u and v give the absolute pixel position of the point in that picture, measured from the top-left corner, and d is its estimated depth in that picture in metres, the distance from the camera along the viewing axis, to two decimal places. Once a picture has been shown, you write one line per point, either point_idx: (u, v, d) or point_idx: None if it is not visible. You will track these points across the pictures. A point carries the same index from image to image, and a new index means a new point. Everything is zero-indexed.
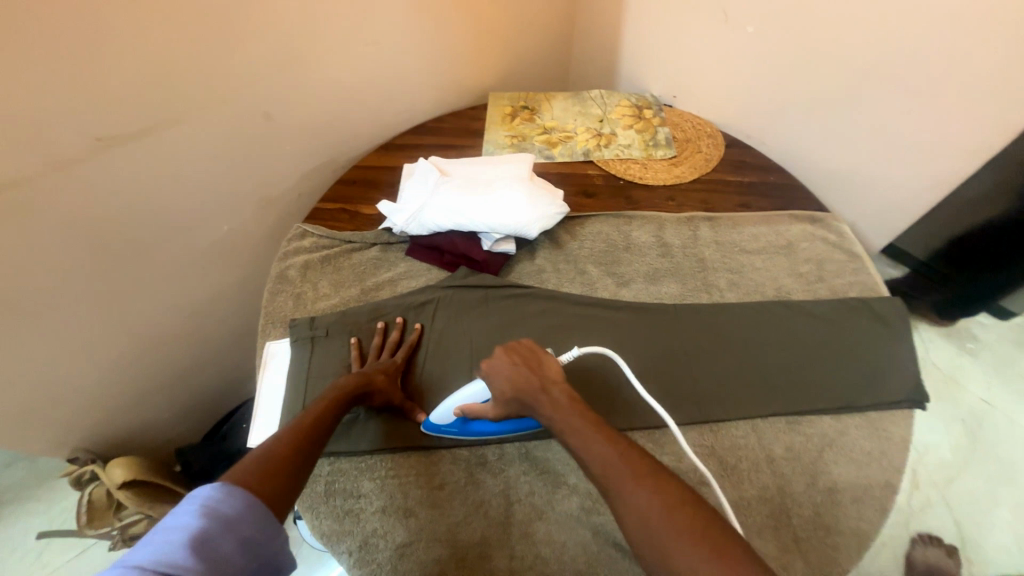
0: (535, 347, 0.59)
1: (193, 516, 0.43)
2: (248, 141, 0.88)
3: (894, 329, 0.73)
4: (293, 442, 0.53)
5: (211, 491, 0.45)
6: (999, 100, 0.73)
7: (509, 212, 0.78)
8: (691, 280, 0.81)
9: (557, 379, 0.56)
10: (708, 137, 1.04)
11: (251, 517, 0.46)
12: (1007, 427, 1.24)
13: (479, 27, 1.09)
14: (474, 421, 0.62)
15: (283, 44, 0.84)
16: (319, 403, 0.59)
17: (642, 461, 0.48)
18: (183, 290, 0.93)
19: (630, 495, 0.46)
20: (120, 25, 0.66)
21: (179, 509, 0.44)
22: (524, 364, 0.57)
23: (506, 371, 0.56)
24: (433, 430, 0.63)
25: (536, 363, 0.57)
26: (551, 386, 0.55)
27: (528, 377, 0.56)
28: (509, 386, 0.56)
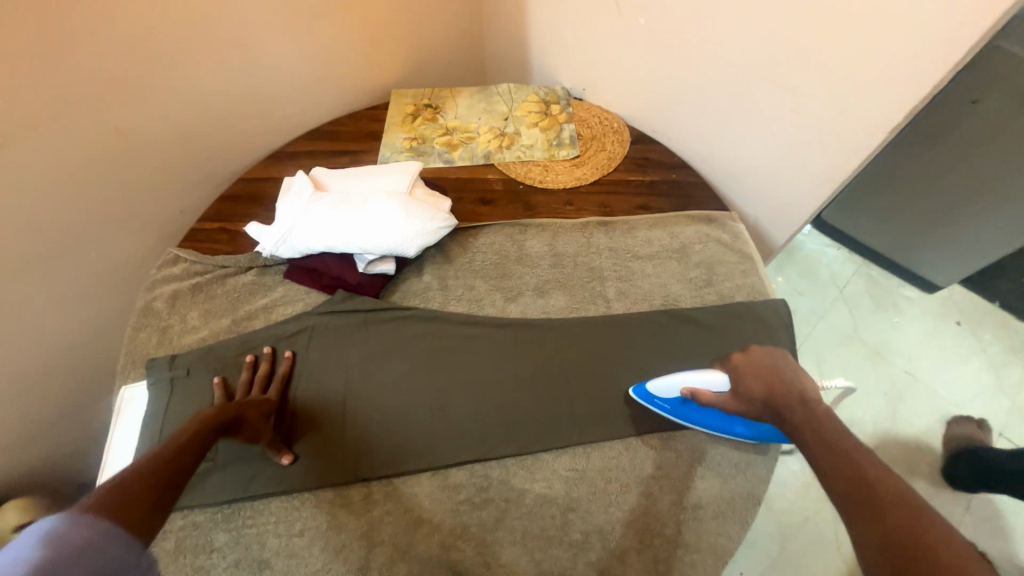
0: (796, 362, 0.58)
1: (33, 547, 0.34)
2: (104, 164, 0.80)
3: (772, 334, 0.74)
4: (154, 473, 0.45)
5: (51, 523, 0.36)
6: (870, 100, 0.71)
7: (387, 229, 0.74)
8: (581, 291, 0.79)
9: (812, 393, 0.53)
10: (614, 134, 1.01)
11: (112, 543, 0.38)
12: (926, 399, 1.28)
13: (369, 20, 1.00)
14: (696, 406, 0.63)
15: (126, 55, 0.75)
16: (195, 421, 0.53)
17: (877, 470, 0.41)
18: (54, 327, 0.85)
19: (870, 504, 0.39)
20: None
21: (10, 546, 0.34)
22: (764, 372, 0.57)
23: (753, 376, 0.58)
24: (644, 398, 0.65)
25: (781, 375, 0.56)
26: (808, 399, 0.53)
27: (780, 386, 0.55)
28: (760, 387, 0.56)
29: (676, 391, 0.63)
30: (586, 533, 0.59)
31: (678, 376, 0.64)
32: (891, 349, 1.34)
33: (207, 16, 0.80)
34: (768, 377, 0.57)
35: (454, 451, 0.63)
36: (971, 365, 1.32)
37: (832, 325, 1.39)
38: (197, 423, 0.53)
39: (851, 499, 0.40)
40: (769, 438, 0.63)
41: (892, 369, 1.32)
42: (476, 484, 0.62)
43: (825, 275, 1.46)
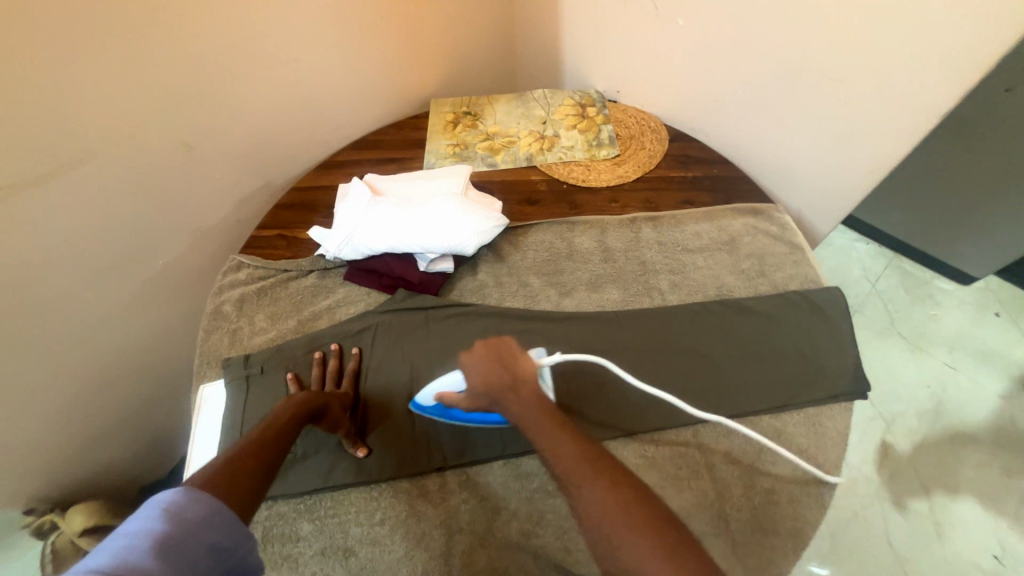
0: (517, 347, 0.57)
1: (154, 521, 0.36)
2: (170, 175, 0.84)
3: (830, 322, 0.74)
4: (255, 453, 0.48)
5: (173, 495, 0.38)
6: (920, 84, 0.71)
7: (446, 228, 0.76)
8: (633, 284, 0.80)
9: (527, 377, 0.54)
10: (652, 133, 1.03)
11: (222, 519, 0.39)
12: (973, 391, 1.25)
13: (411, 34, 1.05)
14: (451, 410, 0.62)
15: (195, 71, 0.79)
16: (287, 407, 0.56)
17: (593, 460, 0.47)
18: (122, 331, 0.89)
19: (583, 498, 0.45)
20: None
21: (138, 514, 0.37)
22: (495, 359, 0.55)
23: (480, 366, 0.55)
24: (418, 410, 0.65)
25: (515, 356, 0.55)
26: (522, 385, 0.53)
27: (500, 372, 0.54)
28: (478, 380, 0.54)
29: (430, 399, 0.63)
30: None
31: (430, 383, 0.63)
32: (932, 342, 1.32)
33: (265, 31, 0.84)
34: (498, 367, 0.55)
35: (523, 440, 0.65)
36: (1017, 355, 1.29)
37: (869, 318, 1.37)
38: (285, 414, 0.55)
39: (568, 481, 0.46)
40: None
41: (934, 361, 1.30)
42: (548, 472, 0.63)
43: (858, 269, 1.45)
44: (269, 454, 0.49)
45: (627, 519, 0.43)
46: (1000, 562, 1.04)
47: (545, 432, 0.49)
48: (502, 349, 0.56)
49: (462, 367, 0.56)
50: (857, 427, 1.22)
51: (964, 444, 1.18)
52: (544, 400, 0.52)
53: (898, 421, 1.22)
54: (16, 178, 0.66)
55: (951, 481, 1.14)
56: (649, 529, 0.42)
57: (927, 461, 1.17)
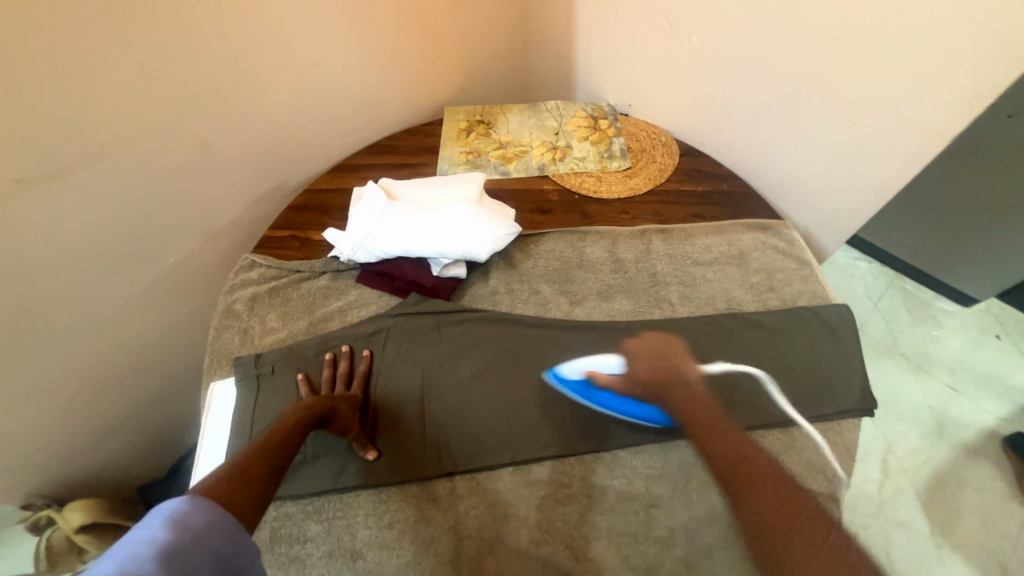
0: (681, 350, 0.67)
1: (159, 528, 0.36)
2: (186, 172, 0.85)
3: (839, 338, 0.75)
4: (260, 459, 0.48)
5: (178, 502, 0.38)
6: (928, 107, 0.72)
7: (460, 234, 0.77)
8: (644, 295, 0.81)
9: (694, 378, 0.64)
10: (663, 146, 1.04)
11: (226, 527, 0.39)
12: (975, 412, 1.25)
13: (428, 43, 1.07)
14: (597, 388, 0.67)
15: (216, 73, 0.81)
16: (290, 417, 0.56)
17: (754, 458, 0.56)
18: (130, 326, 0.89)
19: (750, 490, 0.53)
20: (23, 56, 0.61)
21: (143, 522, 0.37)
22: (664, 361, 0.65)
23: (650, 364, 0.65)
24: (554, 380, 0.69)
25: (679, 360, 0.65)
26: (669, 387, 0.63)
27: (665, 373, 0.64)
28: (647, 374, 0.64)
29: (578, 373, 0.68)
30: (670, 530, 0.60)
31: (579, 359, 0.70)
32: (934, 362, 1.33)
33: (285, 35, 0.86)
34: (662, 368, 0.65)
35: (533, 447, 0.65)
36: (1018, 377, 1.30)
37: (872, 336, 1.38)
38: (289, 421, 0.55)
39: (732, 475, 0.55)
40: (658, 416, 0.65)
41: (935, 381, 1.30)
42: (558, 480, 0.63)
43: (860, 287, 1.46)
44: (274, 459, 0.49)
45: (786, 522, 0.50)
46: None
47: (706, 432, 0.58)
48: (669, 352, 0.66)
49: (629, 356, 0.67)
50: (859, 444, 1.22)
51: (965, 466, 1.19)
52: (701, 402, 0.62)
53: (899, 440, 1.22)
54: (36, 171, 0.67)
55: (953, 502, 1.14)
56: (788, 519, 0.50)
57: (929, 482, 1.17)
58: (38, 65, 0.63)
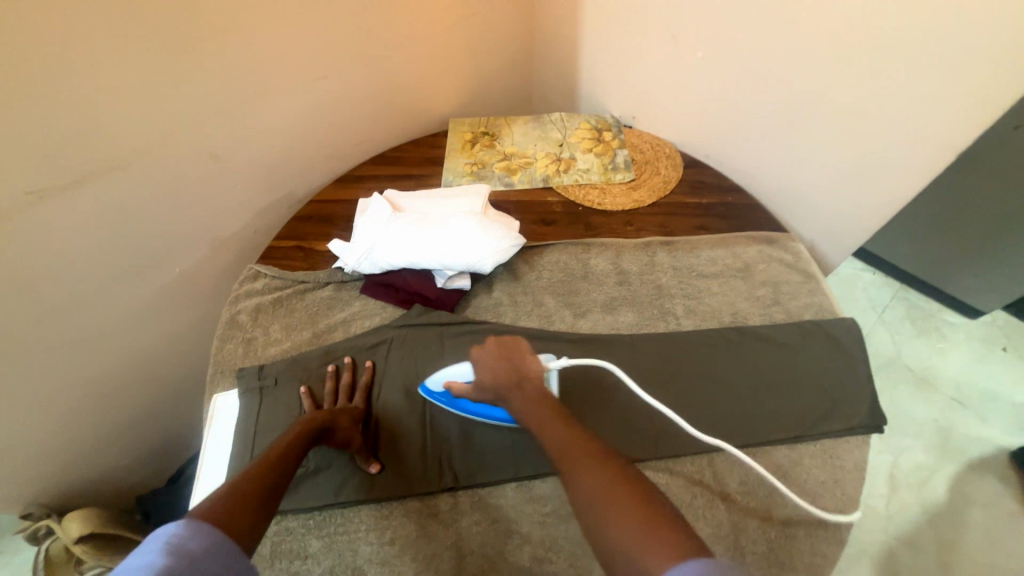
0: (528, 348, 0.62)
1: (157, 554, 0.36)
2: (193, 182, 0.85)
3: (847, 352, 0.74)
4: (259, 478, 0.49)
5: (176, 528, 0.38)
6: (935, 121, 0.72)
7: (464, 246, 0.77)
8: (648, 308, 0.81)
9: (533, 373, 0.58)
10: (666, 158, 1.04)
11: (223, 554, 0.39)
12: (983, 426, 1.24)
13: (434, 56, 1.08)
14: (459, 400, 0.64)
15: (225, 85, 0.82)
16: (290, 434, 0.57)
17: (581, 441, 0.48)
18: (135, 335, 0.89)
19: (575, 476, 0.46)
20: (37, 66, 0.62)
21: (138, 550, 0.36)
22: (505, 358, 0.60)
23: (490, 363, 0.60)
24: (426, 395, 0.67)
25: (522, 354, 0.60)
26: (526, 382, 0.58)
27: (507, 371, 0.59)
28: (487, 374, 0.59)
29: (440, 385, 0.65)
30: None
31: (438, 371, 0.66)
32: (940, 375, 1.32)
33: (294, 47, 0.87)
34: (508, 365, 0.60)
35: (537, 462, 0.64)
36: None
37: (877, 348, 1.37)
38: (286, 440, 0.56)
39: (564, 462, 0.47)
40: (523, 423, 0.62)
41: (941, 394, 1.29)
42: (562, 497, 0.62)
43: (865, 299, 1.46)
44: (274, 479, 0.50)
45: (606, 495, 0.43)
46: None
47: (539, 424, 0.52)
48: (511, 348, 0.61)
49: (474, 362, 0.62)
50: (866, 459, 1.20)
51: (975, 481, 1.17)
52: (545, 398, 0.56)
53: (906, 454, 1.21)
54: (46, 183, 0.68)
55: (962, 520, 1.12)
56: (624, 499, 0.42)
57: (937, 497, 1.15)
58: (53, 75, 0.64)
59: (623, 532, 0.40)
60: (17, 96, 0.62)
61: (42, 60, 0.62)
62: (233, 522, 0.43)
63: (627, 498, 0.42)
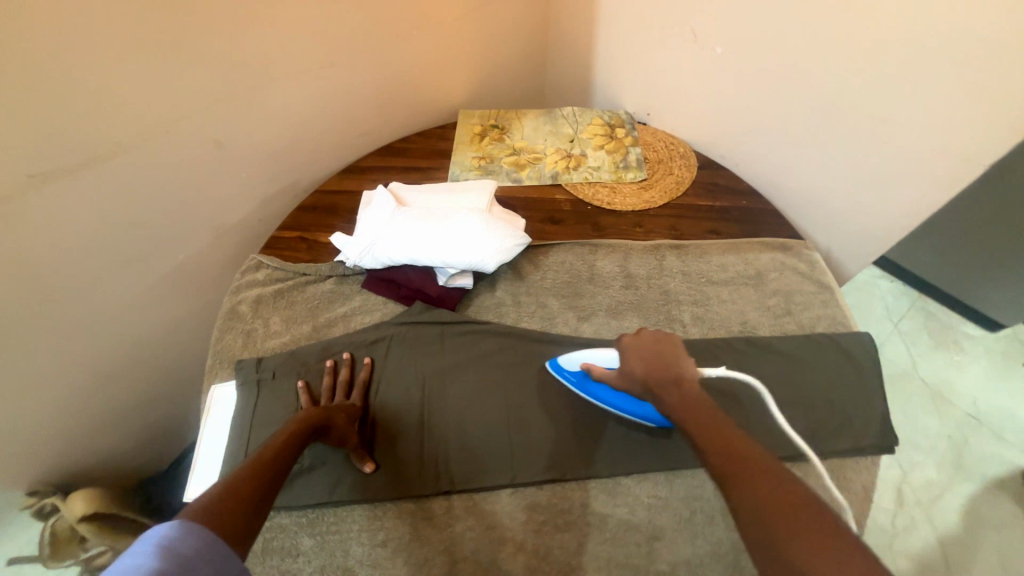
0: (682, 348, 0.55)
1: (147, 557, 0.34)
2: (197, 170, 0.84)
3: (859, 369, 0.71)
4: (253, 473, 0.47)
5: (168, 528, 0.37)
6: (967, 128, 0.68)
7: (468, 244, 0.75)
8: (654, 314, 0.79)
9: (691, 374, 0.52)
10: (680, 158, 1.01)
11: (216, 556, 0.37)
12: (997, 444, 1.20)
13: (445, 46, 1.05)
14: (595, 383, 0.64)
15: (230, 72, 0.80)
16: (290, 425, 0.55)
17: (756, 455, 0.41)
18: (138, 322, 0.89)
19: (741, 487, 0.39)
20: (38, 50, 0.61)
21: (129, 551, 0.35)
22: (657, 353, 0.55)
23: (641, 356, 0.55)
24: (553, 369, 0.68)
25: (676, 355, 0.54)
26: (687, 382, 0.51)
27: (662, 367, 0.53)
28: (640, 366, 0.54)
29: (578, 365, 0.66)
30: (672, 564, 0.58)
31: (581, 350, 0.67)
32: (955, 389, 1.28)
33: (302, 35, 0.85)
34: (659, 361, 0.54)
35: (533, 470, 0.63)
36: None
37: (890, 360, 1.33)
38: (285, 433, 0.54)
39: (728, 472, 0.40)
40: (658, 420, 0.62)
41: (955, 409, 1.25)
42: (557, 506, 0.61)
43: (881, 308, 1.41)
44: (271, 475, 0.48)
45: (783, 516, 0.35)
46: None
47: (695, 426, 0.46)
48: (665, 346, 0.55)
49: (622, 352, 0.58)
50: None
51: (986, 500, 1.13)
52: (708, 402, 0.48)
53: (915, 469, 1.18)
54: (48, 168, 0.67)
55: (970, 540, 1.09)
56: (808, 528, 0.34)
57: (945, 515, 1.12)
58: (54, 60, 0.63)
59: (818, 567, 0.32)
60: (17, 81, 0.61)
61: (43, 43, 0.61)
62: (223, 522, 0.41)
63: (802, 526, 0.34)
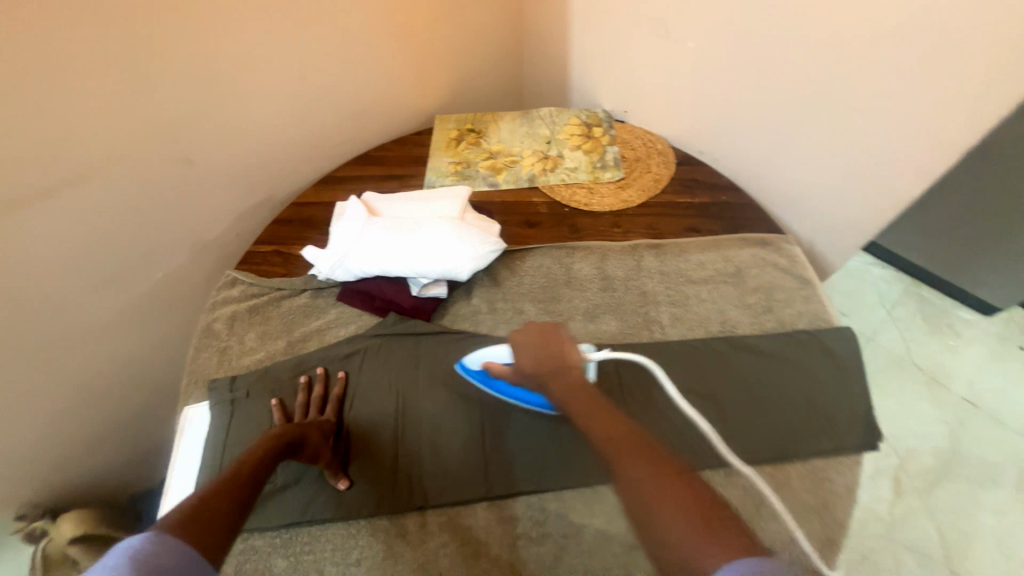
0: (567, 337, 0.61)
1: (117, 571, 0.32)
2: (171, 189, 0.81)
3: (842, 365, 0.70)
4: (230, 486, 0.46)
5: (141, 540, 0.35)
6: (940, 113, 0.66)
7: (441, 253, 0.74)
8: (632, 316, 0.77)
9: (574, 363, 0.58)
10: (659, 155, 1.00)
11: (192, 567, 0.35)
12: (995, 431, 1.18)
13: (420, 52, 1.03)
14: (495, 380, 0.64)
15: (199, 86, 0.77)
16: (264, 439, 0.54)
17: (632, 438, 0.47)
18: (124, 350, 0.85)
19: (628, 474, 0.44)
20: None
21: (97, 568, 0.33)
22: (545, 346, 0.59)
23: (530, 349, 0.59)
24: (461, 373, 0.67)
25: (563, 343, 0.60)
26: (568, 372, 0.57)
27: (547, 359, 0.58)
28: (530, 361, 0.58)
29: (477, 364, 0.66)
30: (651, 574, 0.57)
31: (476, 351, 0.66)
32: (952, 376, 1.26)
33: (274, 47, 0.82)
34: (547, 353, 0.59)
35: (509, 481, 0.62)
36: None
37: (885, 349, 1.31)
38: (259, 449, 0.52)
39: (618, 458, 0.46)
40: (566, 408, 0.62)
41: (951, 395, 1.23)
42: (533, 518, 0.60)
43: (875, 297, 1.40)
44: (247, 488, 0.47)
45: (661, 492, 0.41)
46: None
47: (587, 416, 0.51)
48: (552, 337, 0.60)
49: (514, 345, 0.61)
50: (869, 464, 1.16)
51: (985, 488, 1.12)
52: (589, 390, 0.54)
53: (913, 458, 1.16)
54: (12, 195, 0.64)
55: (971, 529, 1.07)
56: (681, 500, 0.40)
57: (945, 504, 1.10)
58: (13, 84, 0.60)
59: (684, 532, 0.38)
60: None
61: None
62: (202, 532, 0.39)
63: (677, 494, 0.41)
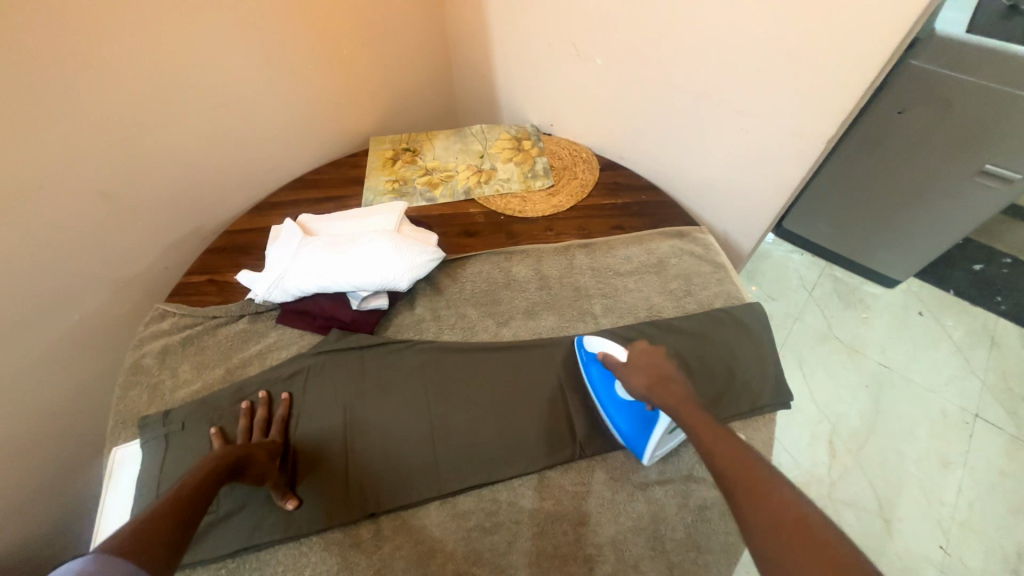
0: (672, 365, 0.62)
1: None
2: (87, 224, 0.77)
3: (754, 336, 0.78)
4: (175, 507, 0.45)
5: (81, 562, 0.35)
6: (806, 112, 0.76)
7: (377, 266, 0.75)
8: (568, 310, 0.83)
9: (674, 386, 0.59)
10: (584, 163, 1.08)
11: None
12: (906, 387, 1.32)
13: (349, 78, 1.06)
14: (602, 371, 0.69)
15: (111, 118, 0.75)
16: (207, 460, 0.53)
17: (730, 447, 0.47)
18: (46, 400, 0.78)
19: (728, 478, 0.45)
20: None
21: None
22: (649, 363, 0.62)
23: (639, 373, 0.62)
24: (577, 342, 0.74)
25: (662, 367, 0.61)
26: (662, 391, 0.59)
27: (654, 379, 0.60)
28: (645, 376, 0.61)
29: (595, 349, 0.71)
30: (599, 546, 0.60)
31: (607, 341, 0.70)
32: (866, 343, 1.41)
33: (196, 76, 0.82)
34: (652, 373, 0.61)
35: (462, 478, 0.64)
36: (942, 350, 1.38)
37: (808, 324, 1.45)
38: (200, 471, 0.51)
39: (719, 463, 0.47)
40: (635, 444, 0.65)
41: (869, 360, 1.38)
42: (486, 510, 0.63)
43: (794, 280, 1.55)
44: (191, 511, 0.46)
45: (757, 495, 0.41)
46: (945, 553, 1.08)
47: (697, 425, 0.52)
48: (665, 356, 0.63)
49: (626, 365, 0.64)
50: (805, 430, 1.27)
51: (903, 439, 1.24)
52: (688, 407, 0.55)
53: (841, 419, 1.28)
54: None
55: (898, 479, 1.19)
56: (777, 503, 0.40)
57: (872, 458, 1.22)
58: None
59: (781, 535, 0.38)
60: None
61: None
62: (149, 553, 0.40)
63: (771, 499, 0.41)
